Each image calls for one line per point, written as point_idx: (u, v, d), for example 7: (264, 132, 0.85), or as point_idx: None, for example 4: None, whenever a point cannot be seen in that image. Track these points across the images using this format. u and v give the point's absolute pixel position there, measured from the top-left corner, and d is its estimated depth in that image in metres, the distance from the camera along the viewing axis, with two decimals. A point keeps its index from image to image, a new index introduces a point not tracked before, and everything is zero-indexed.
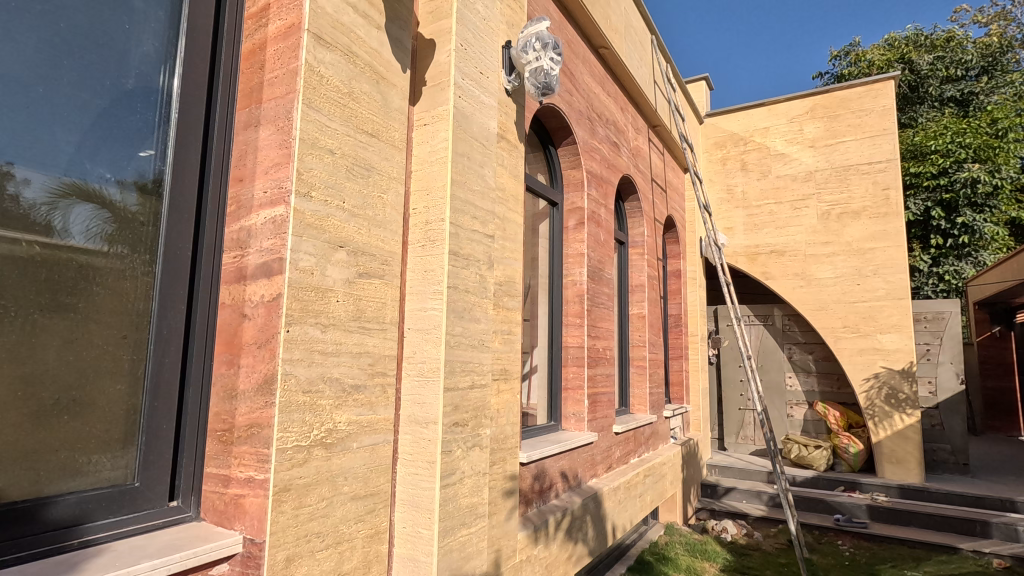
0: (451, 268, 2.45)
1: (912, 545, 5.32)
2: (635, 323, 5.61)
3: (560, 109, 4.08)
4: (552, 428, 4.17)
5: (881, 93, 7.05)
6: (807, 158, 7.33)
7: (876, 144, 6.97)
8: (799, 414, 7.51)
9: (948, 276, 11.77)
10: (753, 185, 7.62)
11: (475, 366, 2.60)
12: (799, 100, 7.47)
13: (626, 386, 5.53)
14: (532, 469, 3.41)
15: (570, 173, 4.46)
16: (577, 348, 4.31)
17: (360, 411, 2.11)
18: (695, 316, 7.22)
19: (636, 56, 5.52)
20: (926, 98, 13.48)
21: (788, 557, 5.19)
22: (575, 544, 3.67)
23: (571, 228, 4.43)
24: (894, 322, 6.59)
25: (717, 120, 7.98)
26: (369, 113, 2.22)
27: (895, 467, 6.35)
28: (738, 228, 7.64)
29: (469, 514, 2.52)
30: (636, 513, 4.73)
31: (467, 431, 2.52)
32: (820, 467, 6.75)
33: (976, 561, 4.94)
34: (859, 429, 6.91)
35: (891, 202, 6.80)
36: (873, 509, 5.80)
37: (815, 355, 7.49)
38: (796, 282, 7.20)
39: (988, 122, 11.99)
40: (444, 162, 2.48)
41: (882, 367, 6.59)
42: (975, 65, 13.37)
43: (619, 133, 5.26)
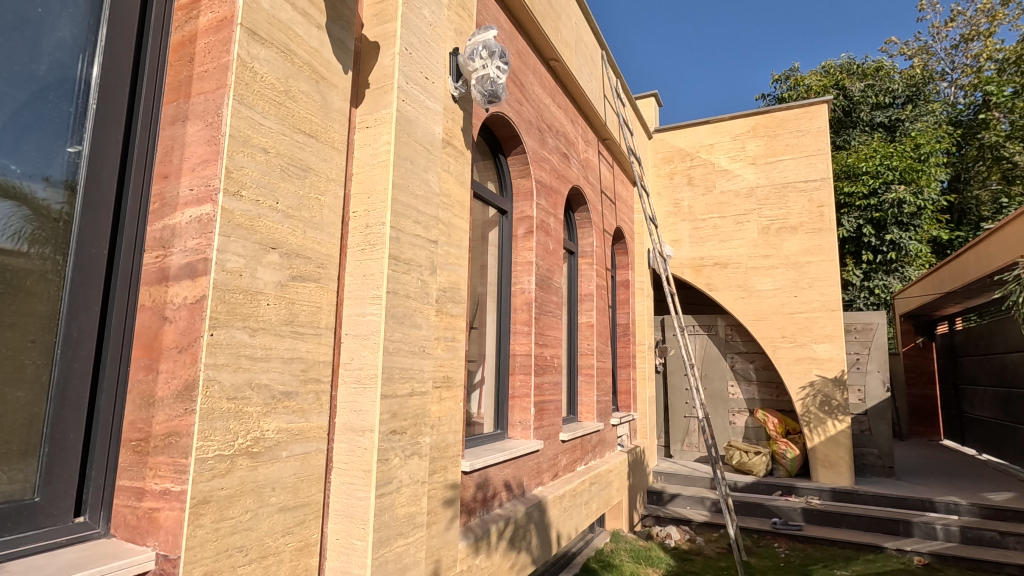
0: (392, 272, 2.42)
1: (842, 545, 5.58)
2: (583, 332, 5.69)
3: (509, 117, 4.11)
4: (498, 437, 4.16)
5: (815, 115, 7.46)
6: (749, 175, 7.66)
7: (812, 163, 7.36)
8: (740, 421, 7.77)
9: (878, 290, 12.51)
10: (699, 200, 7.89)
11: (415, 373, 2.56)
12: (742, 119, 7.80)
13: (574, 395, 5.58)
14: (475, 478, 3.38)
15: (520, 182, 4.50)
16: (524, 355, 4.34)
17: (290, 418, 2.04)
18: (642, 326, 7.38)
19: (586, 70, 5.66)
20: (858, 122, 14.36)
21: (728, 561, 5.33)
22: (518, 553, 3.65)
23: (520, 237, 4.47)
24: (828, 333, 6.93)
25: (665, 136, 8.24)
26: (307, 113, 2.17)
27: (828, 471, 6.66)
28: (684, 240, 7.88)
29: (407, 523, 2.46)
30: (581, 521, 4.75)
31: (406, 438, 2.47)
32: (759, 473, 6.97)
33: (900, 560, 5.21)
34: (796, 435, 7.20)
35: (824, 219, 7.17)
36: (807, 512, 6.05)
37: (756, 364, 7.78)
38: (738, 293, 7.47)
39: (913, 147, 12.84)
40: (387, 165, 2.45)
41: (817, 376, 6.90)
42: (900, 94, 14.29)
43: (569, 144, 5.35)
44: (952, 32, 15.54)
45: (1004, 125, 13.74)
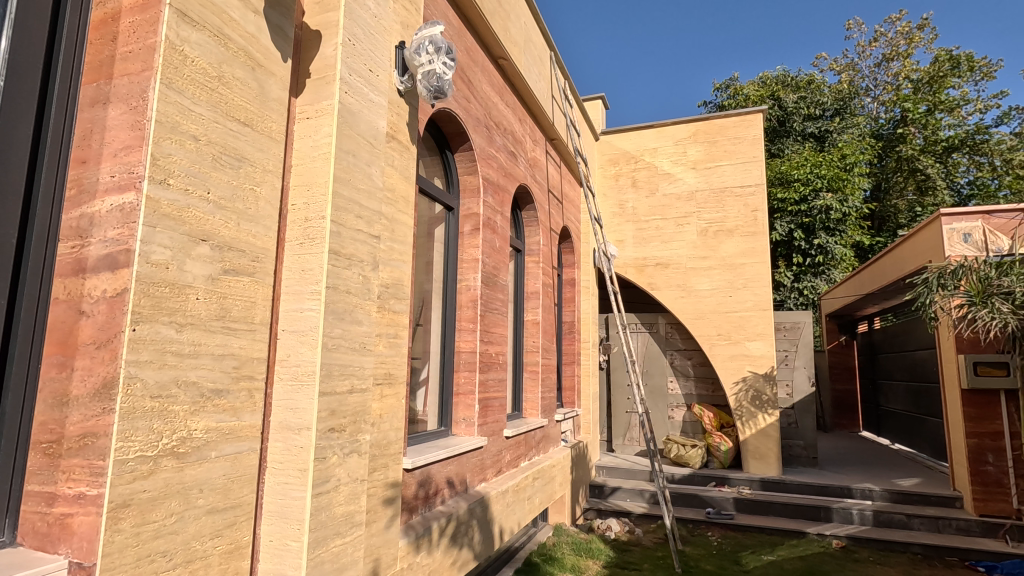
0: (332, 268, 2.37)
1: (770, 532, 5.91)
2: (529, 329, 5.77)
3: (456, 114, 4.10)
4: (442, 433, 4.15)
5: (752, 124, 7.80)
6: (690, 179, 7.94)
7: (747, 169, 7.70)
8: (678, 416, 8.07)
9: (806, 291, 13.28)
10: (643, 202, 8.12)
11: (355, 370, 2.52)
12: (684, 124, 8.08)
13: (519, 391, 5.63)
14: (417, 475, 3.36)
15: (467, 179, 4.50)
16: (469, 353, 4.34)
17: (221, 417, 1.96)
18: (587, 323, 7.53)
19: (534, 70, 5.70)
20: (792, 132, 15.17)
21: (664, 550, 5.52)
22: (460, 550, 3.65)
23: (467, 234, 4.47)
24: (760, 331, 7.29)
25: (611, 138, 8.43)
26: (242, 100, 2.09)
27: (758, 462, 7.03)
28: (628, 241, 8.10)
29: (345, 523, 2.42)
30: (524, 516, 4.80)
31: (345, 437, 2.43)
32: (695, 465, 7.27)
33: (820, 543, 5.57)
34: (729, 428, 7.54)
35: (758, 223, 7.53)
36: (739, 501, 6.36)
37: (693, 361, 8.09)
38: (678, 293, 7.75)
39: (840, 157, 13.64)
40: (328, 158, 2.39)
41: (749, 372, 7.24)
42: (830, 107, 15.15)
43: (517, 143, 5.38)
44: (876, 51, 16.51)
45: (919, 139, 15.01)
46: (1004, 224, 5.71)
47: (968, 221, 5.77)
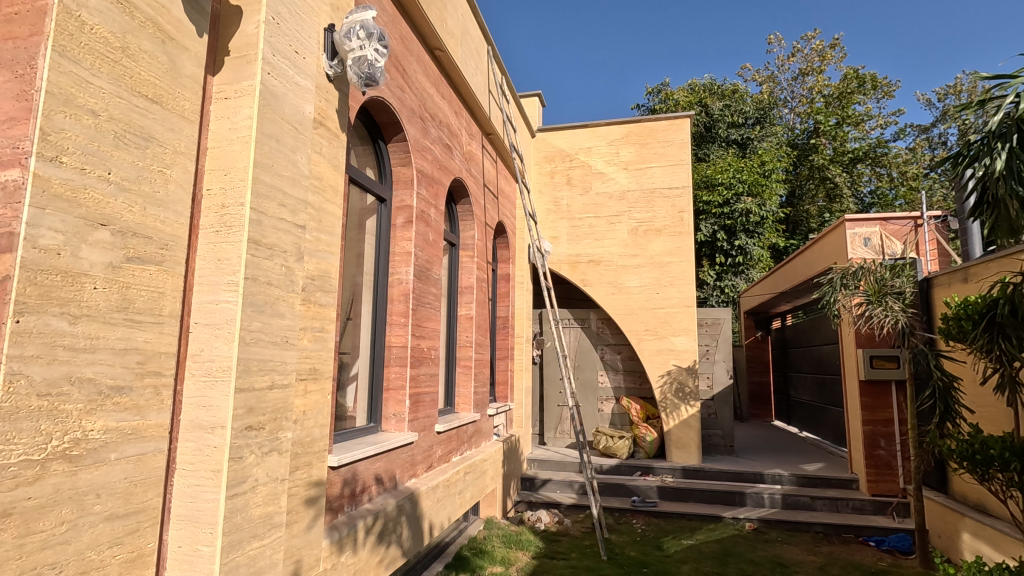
0: (251, 257, 2.25)
1: (690, 517, 6.22)
2: (462, 324, 5.76)
3: (390, 104, 4.00)
4: (370, 430, 4.06)
5: (680, 128, 8.12)
6: (621, 178, 8.18)
7: (675, 172, 8.02)
8: (607, 408, 8.31)
9: (727, 289, 14.04)
10: (577, 200, 8.28)
11: (276, 365, 2.41)
12: (617, 125, 8.30)
13: (452, 386, 5.61)
14: (342, 473, 3.27)
15: (400, 170, 4.41)
16: (400, 348, 4.26)
17: (122, 416, 1.82)
18: (521, 319, 7.59)
19: (471, 64, 5.67)
20: (717, 138, 15.98)
21: (591, 539, 5.68)
22: (388, 547, 3.59)
23: (399, 226, 4.38)
24: (684, 326, 7.63)
25: (548, 135, 8.54)
26: (150, 75, 1.94)
27: (680, 451, 7.37)
28: (562, 237, 8.24)
29: (263, 525, 2.31)
30: (455, 510, 4.79)
31: (263, 435, 2.32)
32: (622, 455, 7.53)
33: (735, 526, 5.92)
34: (655, 420, 7.86)
35: (684, 223, 7.86)
36: (662, 489, 6.65)
37: (623, 355, 8.34)
38: (609, 289, 7.97)
39: (759, 163, 14.52)
40: (248, 142, 2.27)
41: (674, 365, 7.57)
42: (751, 115, 15.99)
43: (452, 136, 5.33)
44: (793, 66, 17.52)
45: (829, 149, 16.19)
46: (898, 230, 6.26)
47: (868, 227, 6.30)
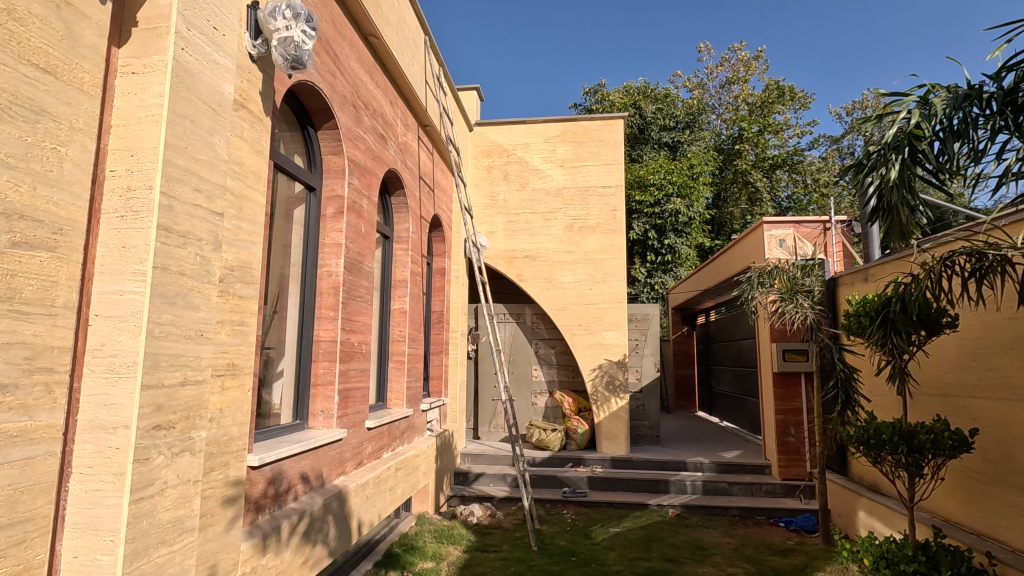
0: (162, 245, 2.10)
1: (617, 506, 6.44)
2: (395, 319, 5.67)
3: (320, 89, 3.85)
4: (296, 427, 3.91)
5: (614, 128, 8.33)
6: (557, 176, 8.29)
7: (609, 171, 8.22)
8: (541, 401, 8.44)
9: (657, 286, 14.58)
10: (513, 195, 8.33)
11: (189, 359, 2.27)
12: (554, 123, 8.40)
13: (384, 381, 5.51)
14: (265, 473, 3.13)
15: (331, 159, 4.26)
16: (329, 342, 4.13)
17: (6, 417, 1.66)
18: (456, 313, 7.55)
19: (407, 53, 5.55)
20: (650, 140, 16.56)
21: (522, 531, 5.75)
22: (313, 548, 3.48)
23: (330, 217, 4.23)
24: (615, 321, 7.86)
25: (485, 130, 8.52)
26: (42, 42, 1.76)
27: (610, 442, 7.61)
28: (499, 232, 8.26)
29: (173, 529, 2.18)
30: (385, 507, 4.71)
31: (174, 434, 2.18)
32: (554, 448, 7.67)
33: (659, 513, 6.19)
34: (586, 412, 8.06)
35: (617, 221, 8.08)
36: (592, 479, 6.83)
37: (556, 350, 8.48)
38: (544, 285, 8.07)
39: (689, 166, 15.15)
40: (158, 121, 2.12)
41: (605, 359, 7.79)
42: (681, 119, 16.68)
43: (386, 126, 5.20)
44: (720, 74, 18.17)
45: (752, 155, 17.15)
46: (810, 233, 6.65)
47: (783, 229, 6.73)
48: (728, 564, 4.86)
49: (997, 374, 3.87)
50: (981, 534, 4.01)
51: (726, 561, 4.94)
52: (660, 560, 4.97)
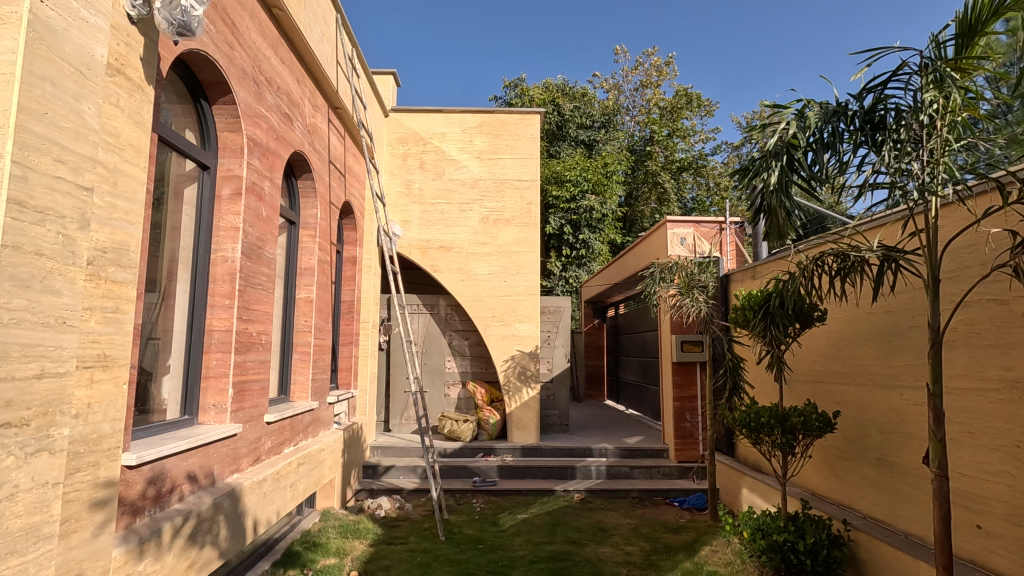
0: (14, 220, 1.88)
1: (526, 493, 6.60)
2: (300, 308, 5.42)
3: (215, 61, 3.58)
4: (184, 423, 3.65)
5: (531, 123, 8.44)
6: (473, 167, 8.28)
7: (525, 165, 8.33)
8: (453, 393, 8.44)
9: (571, 280, 15.02)
10: (429, 184, 8.22)
11: (49, 349, 2.05)
12: (471, 113, 8.37)
13: (286, 373, 5.28)
14: (144, 473, 2.90)
15: (228, 136, 3.97)
16: (223, 332, 3.87)
17: None
18: (367, 303, 7.36)
19: (316, 29, 5.29)
20: (567, 137, 16.98)
21: (430, 521, 5.74)
22: (201, 550, 3.27)
23: (225, 198, 3.95)
24: (528, 313, 8.00)
25: (401, 116, 8.34)
26: None
27: (520, 432, 7.77)
28: (413, 222, 8.13)
29: (26, 537, 1.96)
30: (285, 504, 4.52)
31: (28, 432, 1.96)
32: (466, 438, 7.70)
33: (565, 498, 6.41)
34: (498, 402, 8.17)
35: (531, 215, 8.20)
36: (501, 468, 6.95)
37: (470, 341, 8.50)
38: (458, 276, 8.06)
39: (603, 165, 15.68)
40: (10, 81, 1.90)
41: (517, 350, 7.92)
42: (597, 118, 17.21)
43: (292, 105, 4.93)
44: (635, 77, 18.96)
45: (662, 157, 18.02)
46: (708, 232, 7.16)
47: (684, 228, 7.15)
48: (626, 543, 5.14)
49: (857, 362, 4.35)
50: (841, 503, 4.52)
51: (624, 540, 5.22)
52: (563, 543, 5.15)
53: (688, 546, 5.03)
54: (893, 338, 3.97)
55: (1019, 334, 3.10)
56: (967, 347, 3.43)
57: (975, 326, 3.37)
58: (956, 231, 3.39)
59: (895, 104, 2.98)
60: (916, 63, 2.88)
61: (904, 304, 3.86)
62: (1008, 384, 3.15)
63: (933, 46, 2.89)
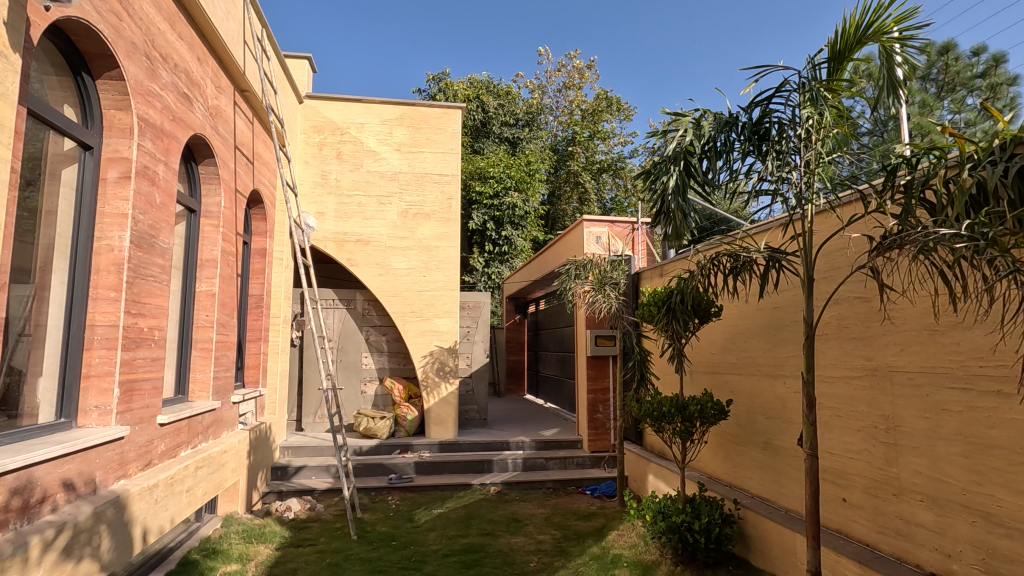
0: None
1: (442, 488, 6.60)
2: (201, 302, 5.09)
3: (99, 31, 3.29)
4: (60, 427, 3.32)
5: (452, 118, 8.41)
6: (393, 159, 8.13)
7: (446, 159, 8.29)
8: (370, 389, 8.27)
9: (493, 276, 15.14)
10: (346, 175, 7.97)
11: None
12: (391, 105, 8.21)
13: (184, 371, 4.94)
14: (8, 482, 2.62)
15: (116, 115, 3.66)
16: (108, 327, 3.55)
17: None
18: (277, 297, 7.03)
19: (221, 6, 4.98)
20: (491, 134, 17.09)
21: (342, 521, 5.61)
22: (78, 564, 3.01)
23: (111, 181, 3.62)
24: (447, 309, 7.98)
25: (316, 104, 8.03)
26: None
27: (438, 427, 7.74)
28: (329, 213, 7.85)
29: None
30: (180, 510, 4.24)
31: None
32: (382, 436, 7.56)
33: (482, 492, 6.48)
34: (416, 399, 8.10)
35: (452, 210, 8.18)
36: (418, 465, 6.89)
37: (388, 337, 8.35)
38: (376, 270, 7.88)
39: (527, 162, 15.84)
40: None
41: (436, 346, 7.88)
42: (521, 117, 17.41)
43: (192, 85, 4.61)
44: (558, 79, 19.27)
45: (583, 157, 18.52)
46: (621, 231, 7.47)
47: (599, 227, 7.42)
48: (538, 533, 5.28)
49: (748, 354, 4.72)
50: (733, 485, 4.90)
51: (537, 529, 5.36)
52: (477, 536, 5.21)
53: (596, 532, 5.25)
54: (779, 332, 4.35)
55: (878, 328, 3.50)
56: (837, 339, 3.82)
57: (844, 320, 3.76)
58: (829, 235, 3.77)
59: (777, 118, 3.26)
60: (795, 82, 3.17)
61: (787, 301, 4.24)
62: (869, 371, 3.55)
63: (810, 67, 3.19)
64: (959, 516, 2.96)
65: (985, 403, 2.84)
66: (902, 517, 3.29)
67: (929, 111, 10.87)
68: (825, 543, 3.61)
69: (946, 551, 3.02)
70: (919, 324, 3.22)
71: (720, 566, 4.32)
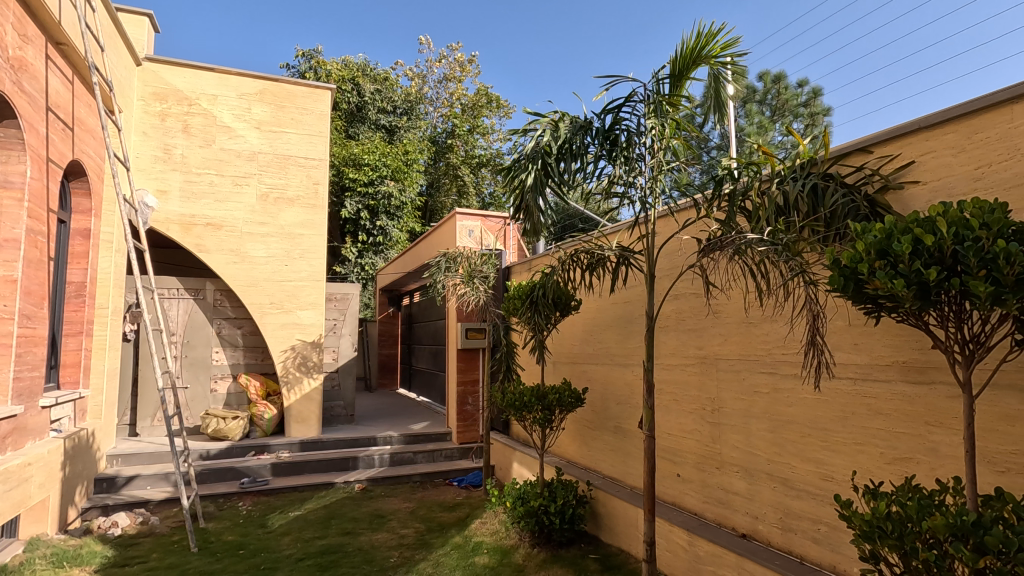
0: None
1: (301, 489, 6.25)
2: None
3: None
4: None
5: (320, 98, 7.95)
6: (251, 138, 7.48)
7: (312, 142, 7.81)
8: (221, 388, 7.58)
9: (366, 267, 14.62)
10: (194, 151, 7.18)
11: None
12: (249, 78, 7.55)
13: None
14: None
15: None
16: None
17: None
18: (104, 285, 6.14)
19: None
20: (366, 120, 16.55)
21: (181, 533, 5.08)
22: None
23: None
24: (311, 300, 7.56)
25: (157, 68, 7.12)
26: None
27: (299, 425, 7.30)
28: (173, 193, 7.02)
29: None
30: None
31: None
32: (235, 437, 6.97)
33: (345, 490, 6.24)
34: (275, 396, 7.58)
35: (318, 196, 7.75)
36: (275, 466, 6.46)
37: (243, 330, 7.70)
38: (230, 258, 7.22)
39: (404, 151, 15.39)
40: None
41: (298, 340, 7.43)
42: (399, 104, 16.97)
43: None
44: (439, 69, 19.07)
45: (462, 151, 18.52)
46: (494, 226, 7.59)
47: (473, 221, 7.47)
48: (401, 527, 5.21)
49: (603, 345, 5.05)
50: (587, 467, 5.22)
51: (400, 524, 5.29)
52: (336, 536, 5.01)
53: (459, 522, 5.31)
54: (628, 325, 4.71)
55: (707, 321, 3.92)
56: (676, 330, 4.22)
57: (681, 314, 4.16)
58: (668, 238, 4.17)
59: (626, 126, 3.49)
60: (641, 94, 3.42)
61: (636, 297, 4.61)
62: (700, 359, 3.97)
63: (654, 81, 3.46)
64: (764, 483, 3.43)
65: (786, 384, 3.31)
66: (722, 487, 3.74)
67: (763, 132, 12.41)
68: (660, 515, 3.99)
69: (754, 513, 3.49)
70: (738, 318, 3.66)
71: (573, 544, 4.59)
